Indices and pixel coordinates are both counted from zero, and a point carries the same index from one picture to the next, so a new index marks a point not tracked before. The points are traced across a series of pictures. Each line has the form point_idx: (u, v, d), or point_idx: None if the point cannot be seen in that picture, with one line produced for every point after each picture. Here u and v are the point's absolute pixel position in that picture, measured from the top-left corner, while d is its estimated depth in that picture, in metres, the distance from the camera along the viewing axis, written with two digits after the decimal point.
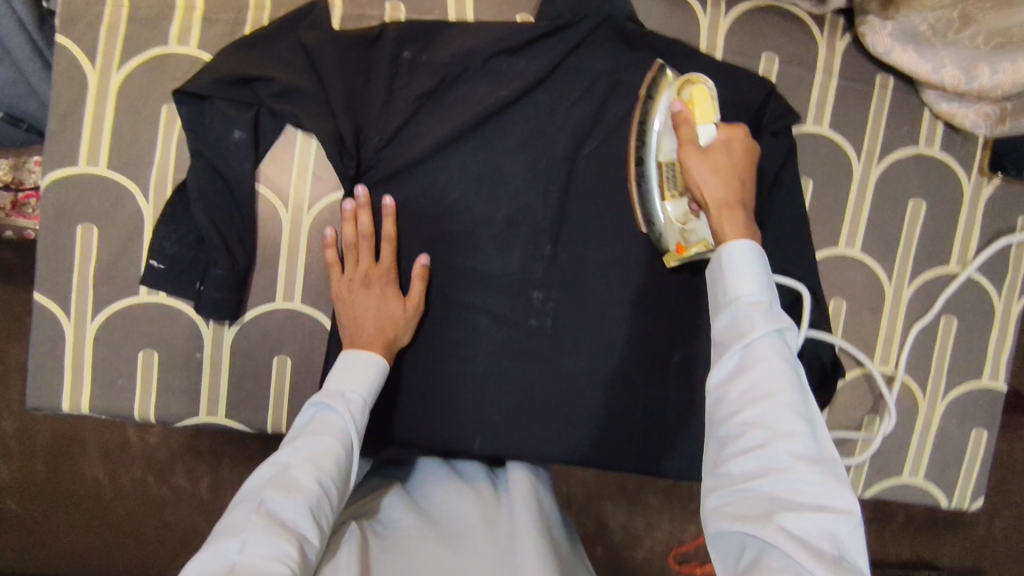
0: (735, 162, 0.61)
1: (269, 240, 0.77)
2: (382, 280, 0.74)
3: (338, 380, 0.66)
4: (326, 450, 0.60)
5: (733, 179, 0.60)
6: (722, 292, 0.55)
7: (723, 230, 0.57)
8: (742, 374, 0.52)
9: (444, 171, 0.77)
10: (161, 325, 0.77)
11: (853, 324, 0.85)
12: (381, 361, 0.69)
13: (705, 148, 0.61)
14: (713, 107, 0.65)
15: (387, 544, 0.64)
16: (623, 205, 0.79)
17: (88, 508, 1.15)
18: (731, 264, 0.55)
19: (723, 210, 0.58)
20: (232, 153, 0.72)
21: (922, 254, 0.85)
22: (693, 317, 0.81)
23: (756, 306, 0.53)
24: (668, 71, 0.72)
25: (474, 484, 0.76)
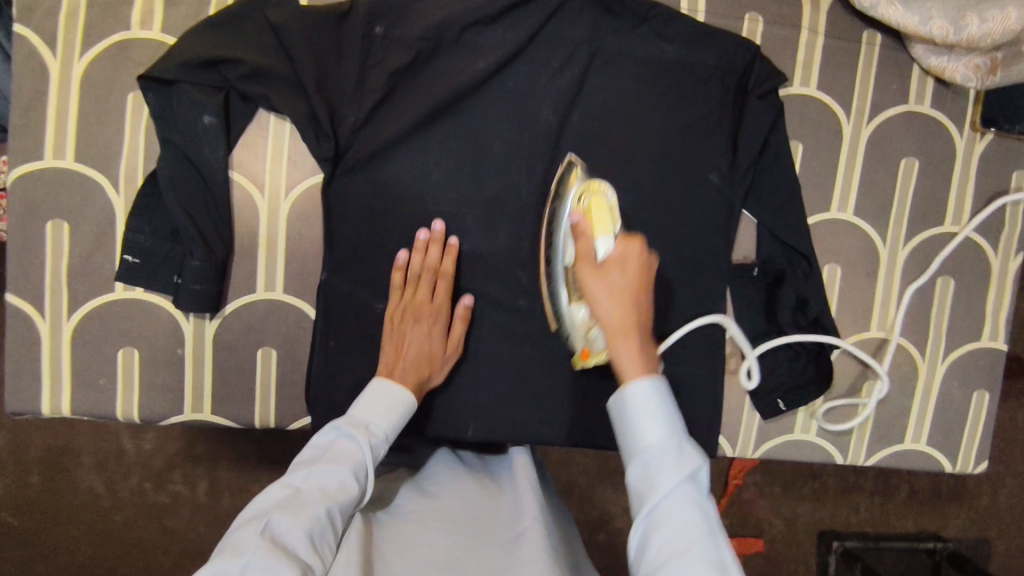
0: (631, 281, 0.60)
1: (247, 228, 0.75)
2: (431, 319, 0.73)
3: (362, 410, 0.65)
4: (337, 480, 0.58)
5: (628, 301, 0.59)
6: (631, 440, 0.55)
7: (622, 361, 0.58)
8: (655, 531, 0.51)
9: (423, 150, 0.75)
10: (140, 321, 0.75)
11: (849, 289, 0.83)
12: (410, 400, 0.67)
13: (600, 268, 0.61)
14: (612, 212, 0.65)
15: (389, 532, 0.61)
16: (609, 177, 0.77)
17: (86, 520, 1.13)
18: (636, 412, 0.55)
19: (619, 339, 0.59)
20: (203, 139, 0.70)
21: (917, 215, 0.83)
22: (684, 288, 0.79)
23: (663, 451, 0.54)
24: (577, 167, 0.73)
25: (478, 476, 0.74)
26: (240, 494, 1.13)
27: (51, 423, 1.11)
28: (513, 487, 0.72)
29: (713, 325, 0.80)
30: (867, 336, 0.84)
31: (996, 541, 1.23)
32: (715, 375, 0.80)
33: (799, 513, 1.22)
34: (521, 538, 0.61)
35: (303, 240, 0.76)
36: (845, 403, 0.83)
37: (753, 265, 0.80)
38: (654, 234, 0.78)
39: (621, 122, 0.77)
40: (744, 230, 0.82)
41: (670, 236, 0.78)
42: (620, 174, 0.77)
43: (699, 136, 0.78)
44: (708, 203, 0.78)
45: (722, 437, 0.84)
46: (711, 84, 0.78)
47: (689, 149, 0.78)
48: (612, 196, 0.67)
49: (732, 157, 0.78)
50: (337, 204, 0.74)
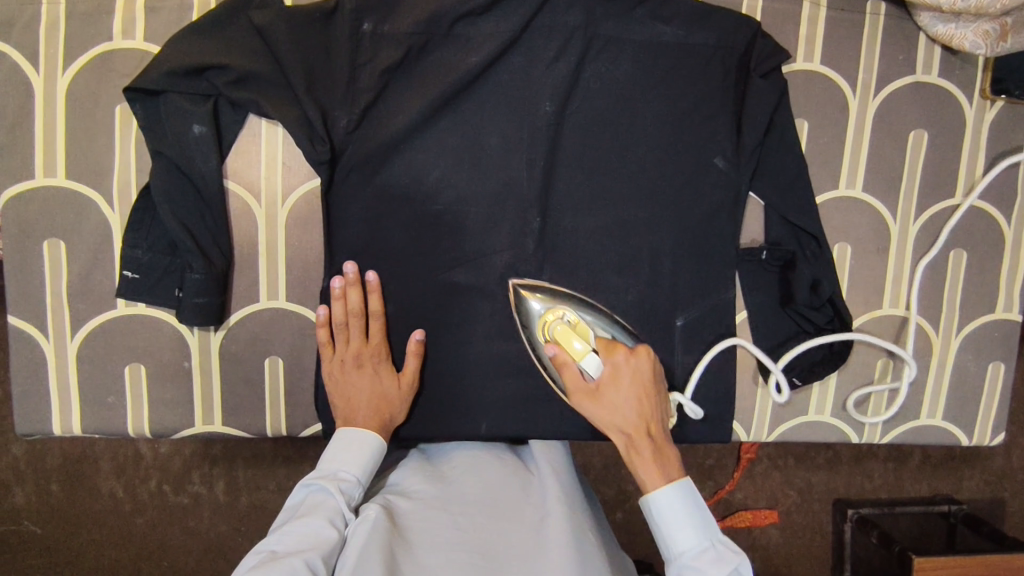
0: (627, 391, 0.67)
1: (246, 238, 0.74)
2: (375, 364, 0.73)
3: (333, 459, 0.67)
4: (315, 531, 0.60)
5: (632, 412, 0.67)
6: (673, 540, 0.64)
7: (638, 470, 0.66)
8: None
9: (421, 149, 0.74)
10: (145, 336, 0.74)
11: (860, 268, 0.82)
12: (376, 439, 0.69)
13: (598, 394, 0.68)
14: (581, 328, 0.71)
15: (412, 518, 0.64)
16: (611, 165, 0.76)
17: (109, 525, 1.13)
18: (674, 519, 0.64)
19: (634, 450, 0.66)
20: (194, 150, 0.69)
21: (927, 188, 0.81)
22: (692, 276, 0.78)
23: (700, 548, 0.64)
24: (521, 291, 0.75)
25: (496, 451, 0.77)
26: (257, 493, 1.14)
27: (66, 433, 1.11)
28: (524, 463, 0.75)
29: (723, 312, 0.79)
30: (881, 314, 0.83)
31: (1011, 503, 1.23)
32: (726, 359, 0.80)
33: (812, 482, 1.22)
34: (545, 528, 0.65)
35: (303, 247, 0.75)
36: (880, 388, 0.82)
37: (762, 248, 0.79)
38: (659, 222, 0.77)
39: (621, 109, 0.75)
40: (751, 212, 0.80)
41: (676, 223, 0.77)
42: (622, 163, 0.76)
43: (702, 119, 0.76)
44: (713, 187, 0.77)
45: (736, 422, 0.83)
46: (713, 65, 0.75)
47: (692, 133, 0.76)
48: (576, 306, 0.73)
49: (736, 139, 0.77)
50: (336, 208, 0.74)
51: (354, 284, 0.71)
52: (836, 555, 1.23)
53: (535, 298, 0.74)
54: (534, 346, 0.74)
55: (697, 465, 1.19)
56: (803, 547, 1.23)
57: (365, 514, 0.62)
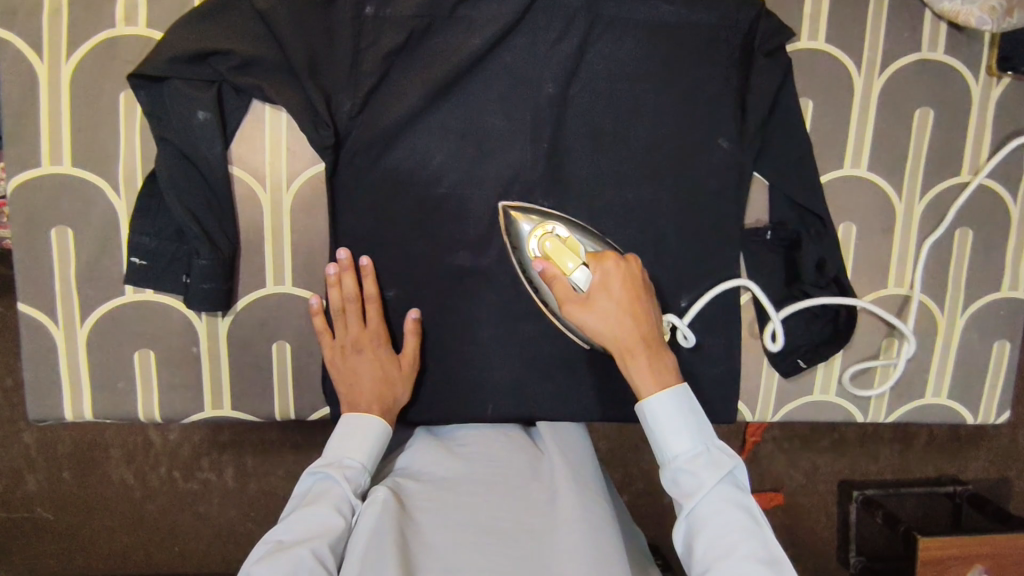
0: (617, 298, 0.65)
1: (251, 223, 0.74)
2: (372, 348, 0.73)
3: (338, 447, 0.67)
4: (322, 520, 0.61)
5: (624, 317, 0.64)
6: (666, 443, 0.62)
7: (632, 375, 0.64)
8: (699, 528, 0.59)
9: (424, 133, 0.74)
10: (154, 322, 0.74)
11: (865, 247, 0.82)
12: (379, 424, 0.69)
13: (588, 301, 0.65)
14: (571, 243, 0.69)
15: (421, 501, 0.65)
16: (614, 147, 0.76)
17: (121, 511, 1.15)
18: (668, 421, 0.62)
19: (630, 355, 0.63)
20: (199, 136, 0.69)
21: (933, 166, 0.81)
22: (695, 257, 0.79)
23: (695, 452, 0.61)
24: (512, 214, 0.74)
25: (505, 432, 0.77)
26: (267, 478, 1.15)
27: (74, 422, 1.12)
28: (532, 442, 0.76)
29: (727, 293, 0.80)
30: (885, 293, 0.83)
31: (1016, 482, 1.24)
32: (730, 339, 0.80)
33: (818, 463, 1.23)
34: (558, 509, 0.65)
35: (308, 232, 0.75)
36: (878, 365, 0.82)
37: (767, 228, 0.79)
38: (662, 206, 0.78)
39: (625, 90, 0.75)
40: (756, 193, 0.80)
41: (679, 204, 0.78)
42: (626, 144, 0.76)
43: (706, 100, 0.76)
44: (716, 168, 0.77)
45: (741, 403, 0.83)
46: (715, 45, 0.75)
47: (694, 113, 0.76)
48: (565, 228, 0.71)
49: (740, 119, 0.77)
50: (341, 193, 0.74)
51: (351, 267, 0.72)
52: (841, 535, 1.24)
53: (524, 220, 0.73)
54: (520, 263, 0.73)
55: None
56: (808, 528, 1.24)
57: (374, 495, 0.63)
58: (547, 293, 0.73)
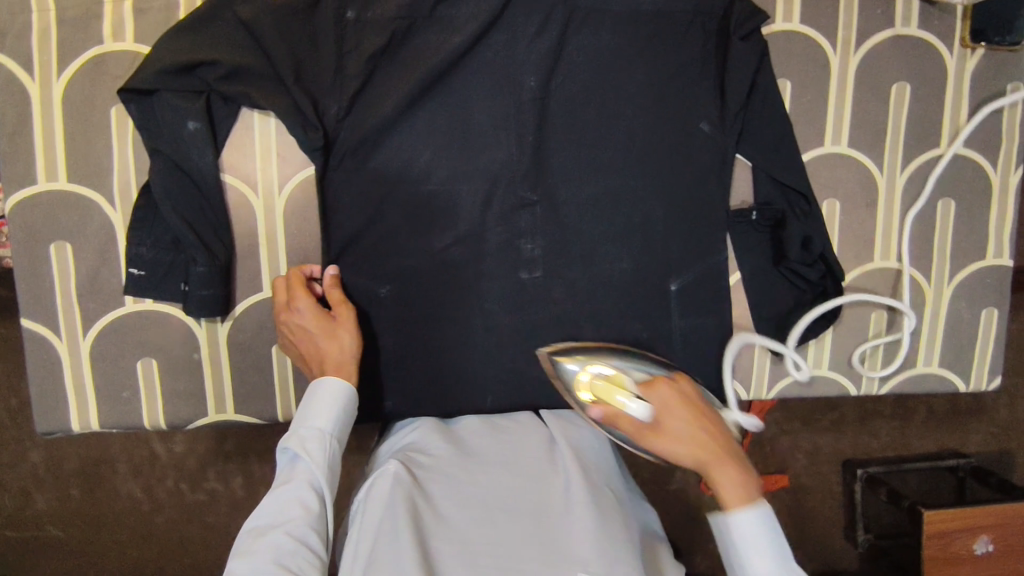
0: (683, 417, 0.68)
1: (246, 229, 0.75)
2: (306, 310, 0.72)
3: (302, 419, 0.68)
4: (295, 499, 0.63)
5: (702, 441, 0.67)
6: (752, 559, 0.62)
7: (723, 489, 0.64)
8: None
9: (409, 131, 0.75)
10: (155, 332, 0.75)
11: (848, 223, 0.84)
12: (331, 386, 0.69)
13: (661, 431, 0.68)
14: (617, 380, 0.71)
15: (429, 472, 0.67)
16: (598, 137, 0.78)
17: (130, 525, 1.16)
18: (758, 540, 0.62)
19: (719, 478, 0.65)
20: (190, 145, 0.70)
21: (912, 140, 0.83)
22: (681, 241, 0.81)
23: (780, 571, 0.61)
24: (554, 356, 0.77)
25: (511, 419, 0.77)
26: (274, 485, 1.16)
27: (72, 436, 1.12)
28: (531, 417, 0.77)
29: (713, 274, 0.82)
30: (872, 267, 0.84)
31: (1017, 454, 1.25)
32: (721, 319, 0.83)
33: (820, 445, 1.24)
34: (561, 484, 0.67)
35: (302, 234, 0.76)
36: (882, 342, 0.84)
37: (753, 209, 0.80)
38: (647, 192, 0.79)
39: (605, 81, 0.77)
40: (740, 175, 0.81)
41: (664, 189, 0.80)
42: (608, 133, 0.78)
43: (684, 87, 0.78)
44: (698, 152, 0.79)
45: (736, 381, 0.85)
46: (692, 32, 0.77)
47: (675, 100, 0.78)
48: (608, 361, 0.75)
49: (719, 103, 0.78)
50: (332, 196, 0.76)
51: (286, 277, 0.74)
52: (849, 515, 1.25)
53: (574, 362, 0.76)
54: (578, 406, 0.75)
55: None
56: (814, 509, 1.25)
57: (386, 469, 0.65)
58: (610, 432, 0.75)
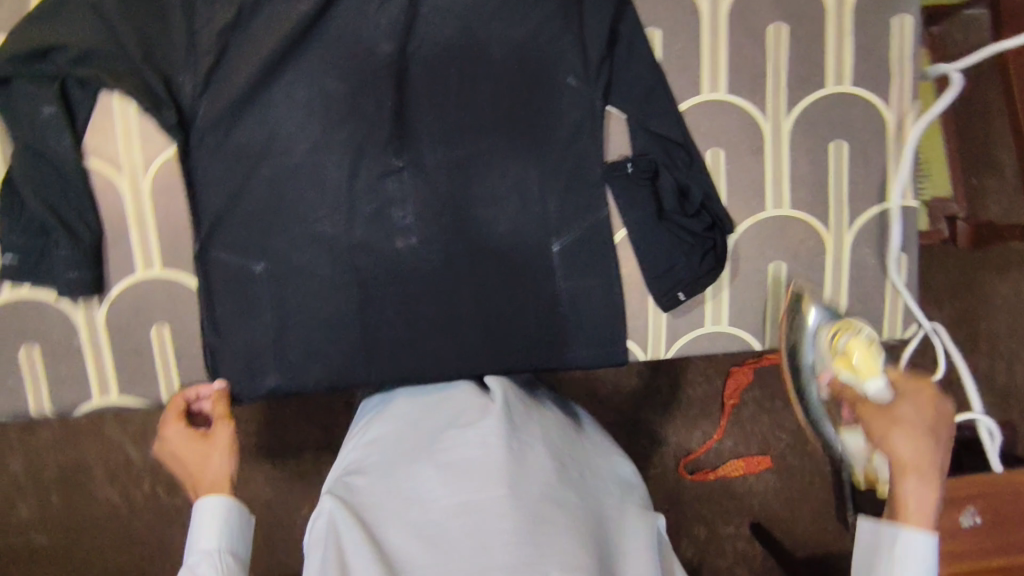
0: (924, 413, 0.66)
1: (114, 211, 0.76)
2: (175, 433, 0.72)
3: (189, 545, 0.65)
4: None
5: (915, 429, 0.64)
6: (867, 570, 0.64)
7: (903, 444, 0.64)
8: None
9: (270, 104, 0.75)
10: (36, 318, 0.77)
11: (736, 172, 0.80)
12: (212, 498, 0.67)
13: (891, 414, 0.66)
14: (873, 353, 0.72)
15: (365, 494, 0.66)
16: (464, 100, 0.77)
17: (111, 530, 1.21)
18: (897, 547, 0.63)
19: (909, 472, 0.63)
20: (47, 129, 0.72)
21: (795, 81, 0.80)
22: (560, 200, 0.79)
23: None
24: (802, 303, 0.79)
25: (444, 394, 0.76)
26: None
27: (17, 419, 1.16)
28: (470, 390, 0.75)
29: (597, 232, 0.80)
30: (764, 217, 0.81)
31: None
32: (608, 278, 0.81)
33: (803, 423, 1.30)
34: (488, 461, 0.65)
35: (170, 213, 0.77)
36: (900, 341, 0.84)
37: (627, 160, 0.78)
38: (519, 153, 0.78)
39: (467, 42, 0.77)
40: (615, 128, 0.79)
41: (535, 147, 0.78)
42: (474, 95, 0.77)
43: (546, 42, 0.77)
44: (567, 105, 0.78)
45: (631, 341, 0.83)
46: None
47: (539, 56, 0.77)
48: (869, 334, 0.74)
49: (583, 55, 0.77)
50: (197, 172, 0.76)
51: (168, 406, 0.75)
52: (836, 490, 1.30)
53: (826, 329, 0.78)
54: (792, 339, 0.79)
55: (682, 414, 1.28)
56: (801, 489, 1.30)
57: (321, 505, 0.65)
58: (823, 363, 0.77)
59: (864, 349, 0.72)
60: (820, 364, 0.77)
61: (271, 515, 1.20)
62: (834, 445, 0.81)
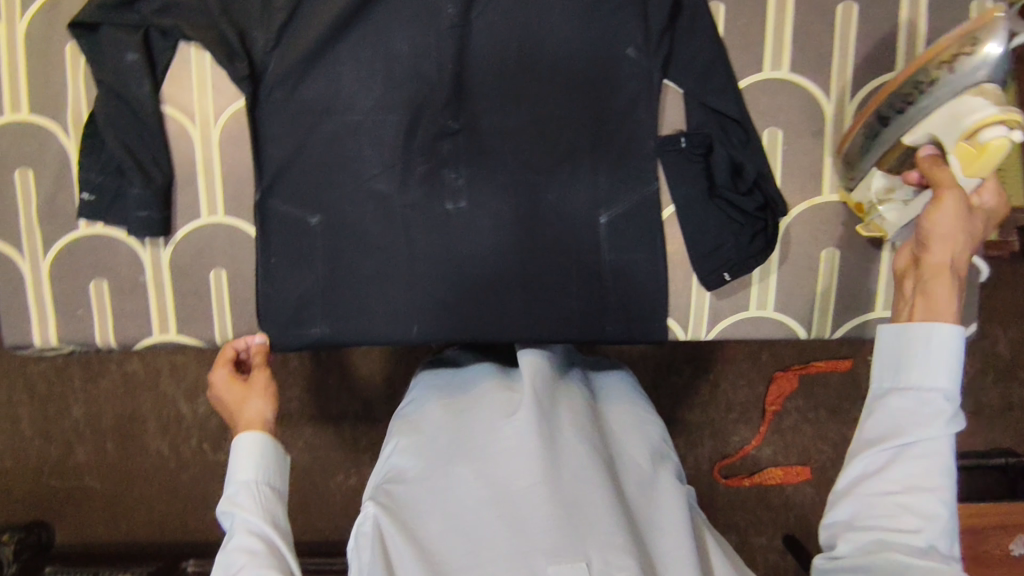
0: (976, 227, 0.61)
1: (184, 156, 0.80)
2: (222, 377, 0.76)
3: (228, 477, 0.68)
4: (238, 547, 0.63)
5: (963, 239, 0.60)
6: (889, 375, 0.60)
7: (944, 243, 0.60)
8: (891, 424, 0.58)
9: (337, 62, 0.78)
10: (106, 254, 0.82)
11: (793, 153, 0.79)
12: (248, 435, 0.69)
13: (962, 224, 0.59)
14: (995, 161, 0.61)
15: (406, 500, 0.67)
16: (523, 67, 0.78)
17: (157, 476, 1.27)
18: (925, 351, 0.58)
19: (944, 276, 0.60)
20: (129, 74, 0.76)
21: (862, 63, 0.78)
22: (611, 173, 0.79)
23: (916, 400, 0.58)
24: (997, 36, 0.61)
25: (478, 384, 0.77)
26: None
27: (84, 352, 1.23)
28: (500, 383, 0.75)
29: (646, 206, 0.80)
30: (821, 203, 0.80)
31: None
32: (654, 254, 0.80)
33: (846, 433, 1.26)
34: (522, 447, 0.66)
35: (235, 162, 0.80)
36: None
37: (681, 135, 0.78)
38: (573, 122, 0.79)
39: (529, 9, 0.78)
40: (671, 102, 0.79)
41: (589, 117, 0.79)
42: (533, 62, 0.78)
43: (609, 13, 0.77)
44: (624, 78, 0.78)
45: (671, 319, 0.82)
46: None
47: (600, 25, 0.77)
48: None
49: (645, 26, 0.77)
50: (264, 123, 0.79)
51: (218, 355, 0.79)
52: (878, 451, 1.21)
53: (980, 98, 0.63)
54: (933, 80, 0.65)
55: (720, 413, 1.25)
56: None
57: (364, 512, 0.67)
58: (938, 118, 0.65)
59: (998, 156, 0.61)
60: (928, 119, 0.66)
61: (306, 478, 1.23)
62: (853, 170, 0.75)
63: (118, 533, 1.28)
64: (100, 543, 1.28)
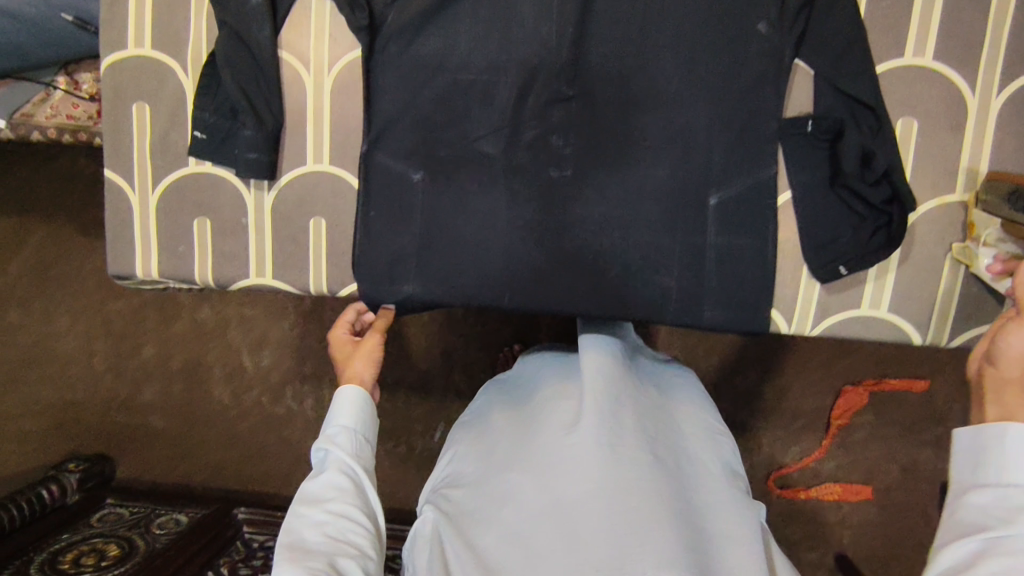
0: None
1: (296, 104, 0.80)
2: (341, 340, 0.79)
3: (326, 419, 0.69)
4: (330, 484, 0.64)
5: None
6: (969, 472, 0.59)
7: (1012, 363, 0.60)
8: (969, 513, 0.56)
9: (455, 18, 0.77)
10: (211, 195, 0.83)
11: (926, 147, 0.74)
12: (354, 389, 0.70)
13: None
14: None
15: (463, 504, 0.68)
16: (646, 35, 0.75)
17: (223, 422, 1.30)
18: (999, 445, 0.56)
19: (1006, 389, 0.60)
20: (252, 17, 0.76)
21: (1015, 56, 0.72)
22: (725, 153, 0.76)
23: (996, 494, 0.55)
24: None
25: (540, 384, 0.76)
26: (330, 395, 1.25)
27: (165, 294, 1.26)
28: (560, 382, 0.74)
29: (761, 190, 0.76)
30: (952, 200, 0.75)
31: None
32: (762, 241, 0.77)
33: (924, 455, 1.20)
34: (574, 453, 0.63)
35: (346, 112, 0.80)
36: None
37: (807, 119, 0.75)
38: (691, 97, 0.76)
39: None
40: (800, 83, 0.76)
41: (708, 93, 0.75)
42: (657, 32, 0.75)
43: None
44: (752, 54, 0.75)
45: (774, 310, 0.79)
46: None
47: None
48: None
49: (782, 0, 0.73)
50: (376, 76, 0.79)
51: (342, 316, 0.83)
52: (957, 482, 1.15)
53: None
54: None
55: (791, 421, 1.20)
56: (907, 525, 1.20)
57: (426, 517, 0.71)
58: None
59: None
60: None
61: None
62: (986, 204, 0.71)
63: (183, 472, 1.32)
64: (165, 480, 1.33)
